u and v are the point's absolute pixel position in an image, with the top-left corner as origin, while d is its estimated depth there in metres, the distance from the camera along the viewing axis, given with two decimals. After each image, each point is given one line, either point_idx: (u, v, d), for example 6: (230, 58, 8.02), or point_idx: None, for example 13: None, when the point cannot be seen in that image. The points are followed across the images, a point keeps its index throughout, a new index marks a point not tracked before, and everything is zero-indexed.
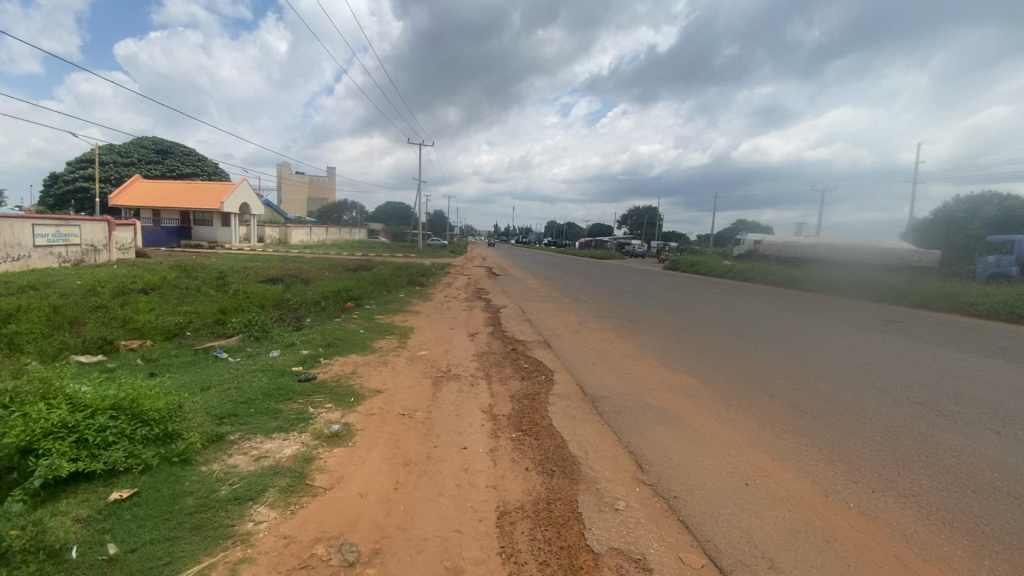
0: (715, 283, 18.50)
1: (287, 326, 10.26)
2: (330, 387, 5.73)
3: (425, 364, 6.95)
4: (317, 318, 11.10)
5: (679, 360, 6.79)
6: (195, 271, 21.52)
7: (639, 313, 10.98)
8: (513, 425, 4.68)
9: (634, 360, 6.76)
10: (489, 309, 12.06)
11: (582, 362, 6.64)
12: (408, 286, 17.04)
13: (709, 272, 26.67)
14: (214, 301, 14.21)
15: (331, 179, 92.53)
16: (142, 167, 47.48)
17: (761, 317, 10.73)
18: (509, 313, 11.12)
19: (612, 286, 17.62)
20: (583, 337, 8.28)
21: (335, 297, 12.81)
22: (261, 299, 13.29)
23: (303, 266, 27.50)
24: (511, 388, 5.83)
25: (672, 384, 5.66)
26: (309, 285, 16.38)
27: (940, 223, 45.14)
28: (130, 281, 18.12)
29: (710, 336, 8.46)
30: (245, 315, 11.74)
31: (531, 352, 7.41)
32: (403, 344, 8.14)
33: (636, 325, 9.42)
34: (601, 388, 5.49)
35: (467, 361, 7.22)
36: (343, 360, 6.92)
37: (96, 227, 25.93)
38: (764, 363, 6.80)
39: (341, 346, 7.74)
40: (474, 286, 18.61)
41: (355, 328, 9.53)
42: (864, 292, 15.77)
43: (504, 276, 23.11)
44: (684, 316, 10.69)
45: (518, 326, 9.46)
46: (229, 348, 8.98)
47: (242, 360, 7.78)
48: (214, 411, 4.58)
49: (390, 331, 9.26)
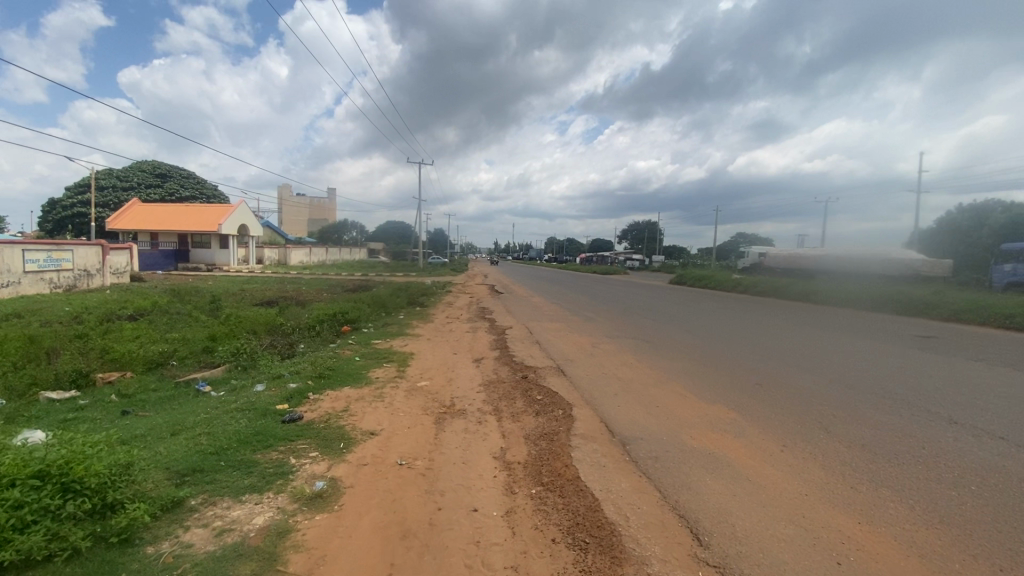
0: (726, 298, 17.83)
1: (279, 355, 9.54)
2: (317, 431, 4.97)
3: (426, 398, 6.19)
4: (311, 344, 10.38)
5: (712, 389, 6.05)
6: (190, 295, 20.91)
7: (655, 333, 10.24)
8: (531, 477, 3.95)
9: (661, 389, 6.01)
10: (494, 331, 11.30)
11: (603, 393, 5.88)
12: (408, 308, 16.29)
13: (718, 286, 26.03)
14: (204, 327, 13.51)
15: (330, 199, 92.54)
16: (141, 191, 47.30)
17: (788, 335, 9.98)
18: (516, 336, 10.36)
19: (620, 302, 16.93)
20: (600, 362, 7.53)
21: (330, 321, 12.09)
22: (252, 324, 12.58)
23: (302, 287, 26.89)
24: (525, 427, 5.09)
25: (713, 421, 4.90)
26: (306, 308, 15.71)
27: (946, 232, 44.63)
28: (121, 307, 17.48)
29: (739, 359, 7.71)
30: (235, 342, 11.02)
31: (544, 381, 6.68)
32: (402, 373, 7.38)
33: (656, 347, 8.68)
34: (631, 426, 4.74)
35: (473, 392, 6.47)
36: (334, 394, 6.17)
37: (89, 251, 25.37)
38: (808, 391, 6.05)
39: (333, 378, 7.00)
40: (477, 305, 17.95)
41: (351, 355, 8.80)
42: (886, 306, 15.01)
43: (507, 294, 22.52)
44: (705, 335, 9.96)
45: (527, 350, 8.73)
46: (213, 381, 8.24)
47: (224, 395, 7.04)
48: (173, 469, 3.84)
49: (388, 358, 8.54)
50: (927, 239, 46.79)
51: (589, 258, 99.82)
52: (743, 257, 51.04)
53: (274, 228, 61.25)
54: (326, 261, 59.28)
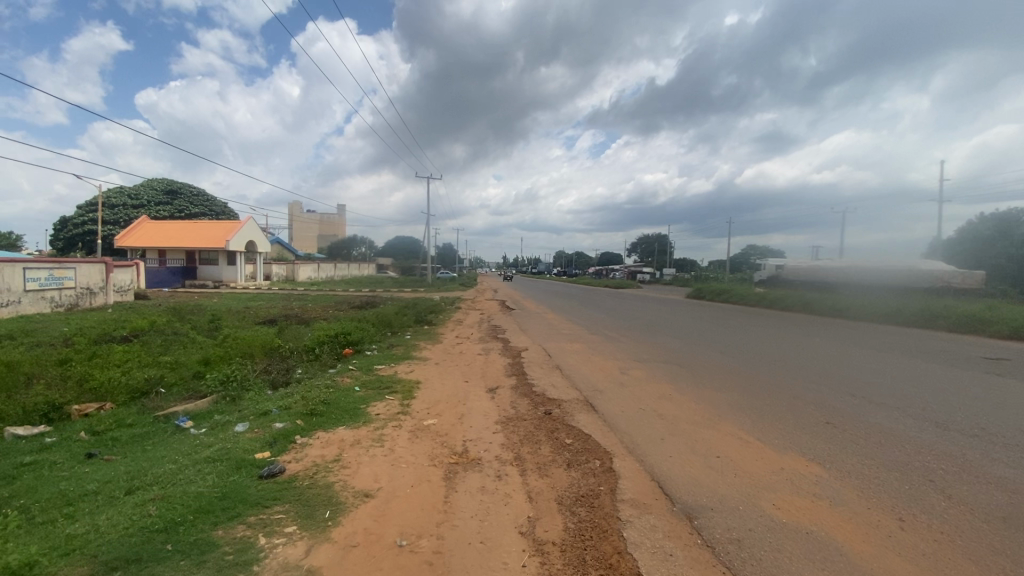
0: (753, 314, 16.75)
1: (273, 384, 8.66)
2: (299, 492, 4.02)
3: (433, 442, 5.20)
4: (308, 371, 9.47)
5: (777, 432, 5.10)
6: (191, 314, 20.22)
7: (688, 356, 9.28)
8: (574, 570, 2.96)
9: (717, 432, 5.06)
10: (508, 353, 10.31)
11: (648, 437, 4.93)
12: (415, 327, 15.36)
13: (739, 300, 24.86)
14: (199, 349, 12.68)
15: (340, 215, 92.69)
16: (151, 209, 47.33)
17: (838, 358, 8.99)
18: (533, 359, 9.34)
19: (640, 319, 15.90)
20: (634, 393, 6.59)
21: (331, 343, 11.18)
22: (248, 346, 11.72)
23: (308, 304, 26.17)
24: (557, 487, 4.11)
25: (796, 482, 3.94)
26: (307, 328, 14.84)
27: (970, 243, 43.16)
28: (118, 327, 16.77)
29: (794, 389, 6.75)
30: (228, 366, 10.17)
31: (573, 418, 5.69)
32: (407, 408, 6.41)
33: (694, 373, 7.72)
34: (695, 491, 3.79)
35: (489, 433, 5.48)
36: (325, 438, 5.23)
37: (93, 268, 24.92)
38: (893, 435, 5.08)
39: (328, 414, 6.07)
40: (488, 322, 16.96)
41: (350, 384, 7.86)
42: (931, 323, 13.83)
43: (519, 310, 21.55)
44: (743, 358, 9.01)
45: (548, 377, 7.74)
46: (197, 414, 7.34)
47: (203, 435, 6.13)
48: (100, 565, 2.93)
49: (390, 388, 7.58)
50: (950, 250, 45.22)
51: (599, 272, 98.61)
52: (760, 270, 49.57)
53: (283, 243, 61.00)
54: (334, 277, 58.73)
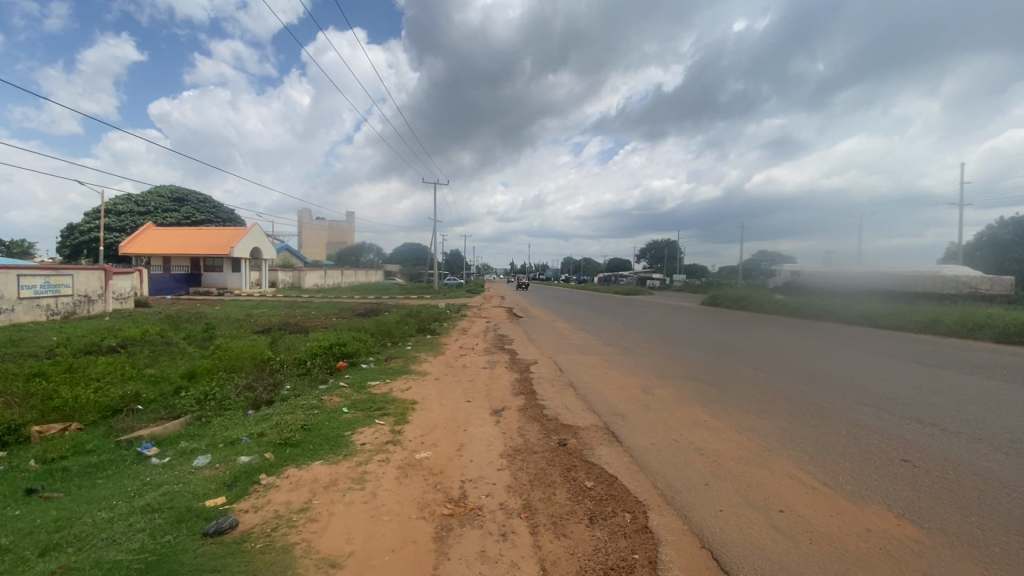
0: (777, 322, 15.70)
1: (256, 403, 7.82)
2: (247, 560, 3.14)
3: (424, 483, 4.30)
4: (296, 388, 8.61)
5: (846, 475, 4.18)
6: (187, 323, 19.52)
7: (716, 371, 8.38)
8: None
9: (772, 474, 4.15)
10: (516, 367, 9.37)
11: (689, 482, 4.02)
12: (417, 337, 14.49)
13: (756, 307, 23.81)
14: (186, 361, 11.89)
15: (348, 222, 92.61)
16: (157, 216, 47.16)
17: (886, 374, 8.05)
18: (543, 375, 8.41)
19: (657, 328, 14.92)
20: (662, 419, 5.68)
21: (323, 356, 10.33)
22: (237, 358, 10.91)
23: (310, 312, 25.44)
24: (577, 553, 3.18)
25: (891, 551, 3.02)
26: (303, 338, 14.03)
27: (991, 247, 41.76)
28: (109, 336, 16.09)
29: (848, 415, 5.83)
30: (212, 382, 9.35)
31: (593, 453, 4.77)
32: (398, 436, 5.51)
33: (728, 393, 6.83)
34: (761, 565, 2.89)
35: (493, 471, 4.57)
36: (295, 479, 4.36)
37: (91, 275, 24.41)
38: (989, 477, 4.13)
39: (305, 444, 5.20)
40: (495, 332, 16.05)
41: (337, 404, 6.99)
42: (974, 333, 12.72)
43: (528, 318, 20.69)
44: (778, 374, 8.09)
45: (561, 398, 6.83)
46: (164, 440, 6.50)
47: (161, 469, 5.28)
48: None
49: (383, 409, 6.69)
50: (974, 254, 43.66)
51: (608, 278, 97.37)
52: (774, 276, 48.26)
53: (290, 250, 60.58)
54: (340, 284, 58.14)
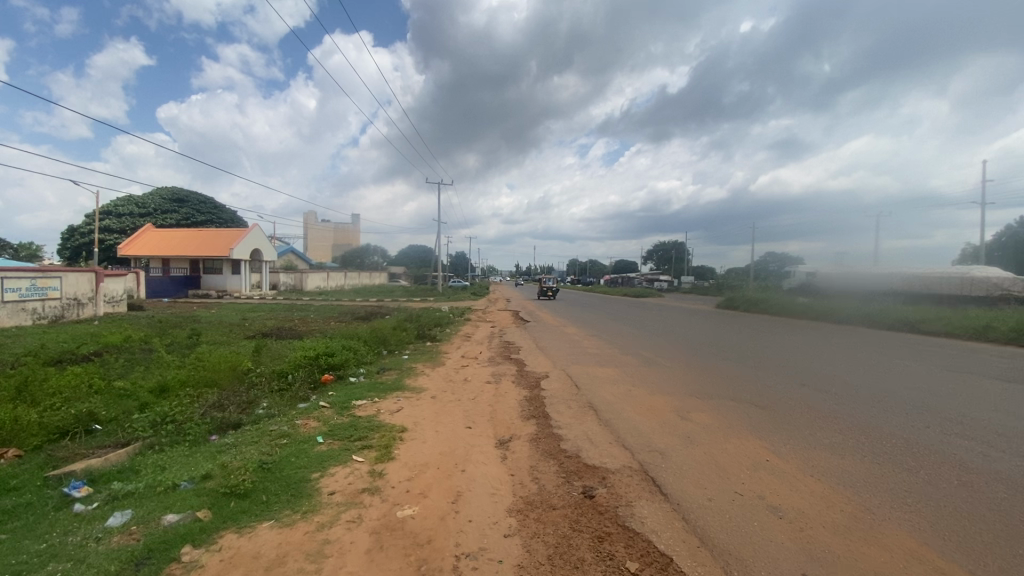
0: (809, 328, 14.48)
1: (221, 428, 6.67)
2: None
3: (402, 564, 3.14)
4: (272, 408, 7.46)
5: (991, 552, 3.03)
6: (177, 328, 18.51)
7: (759, 389, 7.21)
8: None
9: (891, 554, 2.99)
10: (525, 383, 8.16)
11: (777, 570, 2.86)
12: (416, 344, 13.36)
13: (777, 311, 22.55)
14: (159, 372, 10.80)
15: (353, 223, 91.92)
16: (157, 217, 46.49)
17: (959, 393, 6.89)
18: (557, 394, 7.19)
19: (677, 335, 13.75)
20: (713, 458, 4.52)
21: (307, 368, 9.17)
22: (213, 369, 9.80)
23: (307, 315, 24.36)
24: None
25: None
26: (292, 345, 12.90)
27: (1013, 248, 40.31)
28: (90, 342, 15.08)
29: (947, 455, 4.66)
30: (180, 398, 8.23)
31: (630, 512, 3.60)
32: (378, 481, 4.36)
33: (783, 421, 5.67)
34: None
35: (496, 539, 3.41)
36: (228, 556, 3.21)
37: (81, 278, 23.46)
38: None
39: (255, 495, 4.05)
40: (500, 338, 14.89)
41: (312, 432, 5.85)
42: None
43: (536, 322, 19.57)
44: (832, 394, 6.92)
45: (580, 425, 5.66)
46: (100, 477, 5.36)
47: (75, 525, 4.15)
48: None
49: (364, 439, 5.53)
50: (995, 255, 42.12)
51: (615, 279, 96.04)
52: (789, 278, 46.79)
53: (292, 252, 59.46)
54: (343, 286, 57.16)
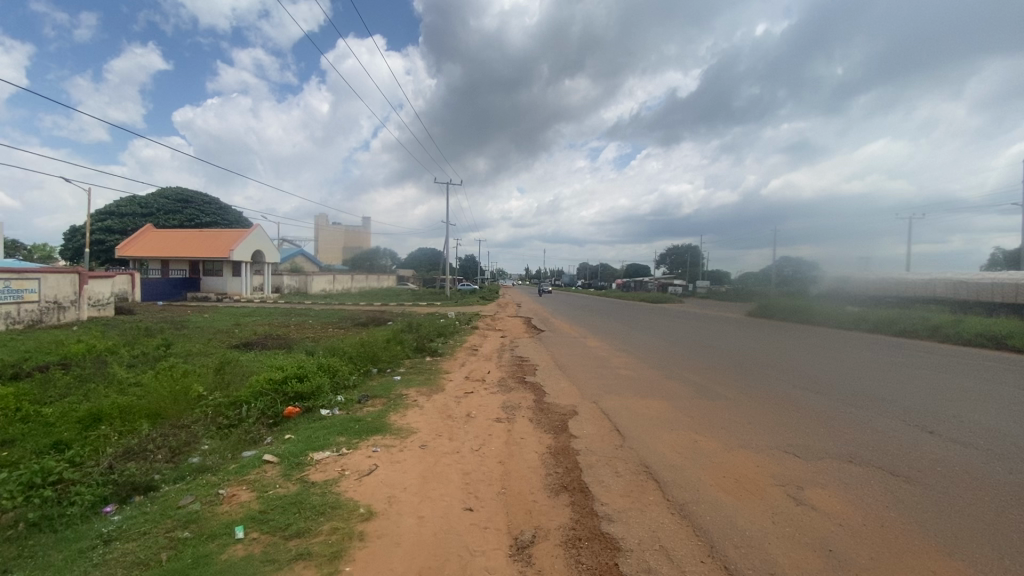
0: (875, 343, 12.33)
1: (123, 496, 4.72)
2: None
3: None
4: (207, 458, 5.51)
5: None
6: (157, 335, 16.86)
7: (877, 441, 5.21)
8: None
9: None
10: (547, 423, 6.15)
11: None
12: (412, 360, 11.41)
13: (820, 320, 20.36)
14: (102, 395, 8.93)
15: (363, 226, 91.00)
16: (159, 219, 45.36)
17: None
18: (593, 447, 5.15)
19: (720, 351, 11.67)
20: None
21: (269, 398, 7.22)
22: (159, 392, 7.87)
23: (303, 322, 22.58)
24: None
25: None
26: (268, 359, 11.00)
27: None
28: (52, 353, 13.38)
29: None
30: (99, 436, 6.31)
31: None
32: None
33: (960, 511, 3.65)
34: None
35: None
36: None
37: (63, 280, 21.84)
38: None
39: None
40: (512, 352, 12.90)
41: (232, 517, 3.87)
42: None
43: (552, 332, 17.66)
44: (988, 452, 4.89)
45: (638, 514, 3.65)
46: None
47: None
48: None
49: (303, 533, 3.55)
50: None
51: (629, 284, 93.67)
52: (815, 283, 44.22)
53: (299, 254, 58.13)
54: (349, 289, 55.56)
